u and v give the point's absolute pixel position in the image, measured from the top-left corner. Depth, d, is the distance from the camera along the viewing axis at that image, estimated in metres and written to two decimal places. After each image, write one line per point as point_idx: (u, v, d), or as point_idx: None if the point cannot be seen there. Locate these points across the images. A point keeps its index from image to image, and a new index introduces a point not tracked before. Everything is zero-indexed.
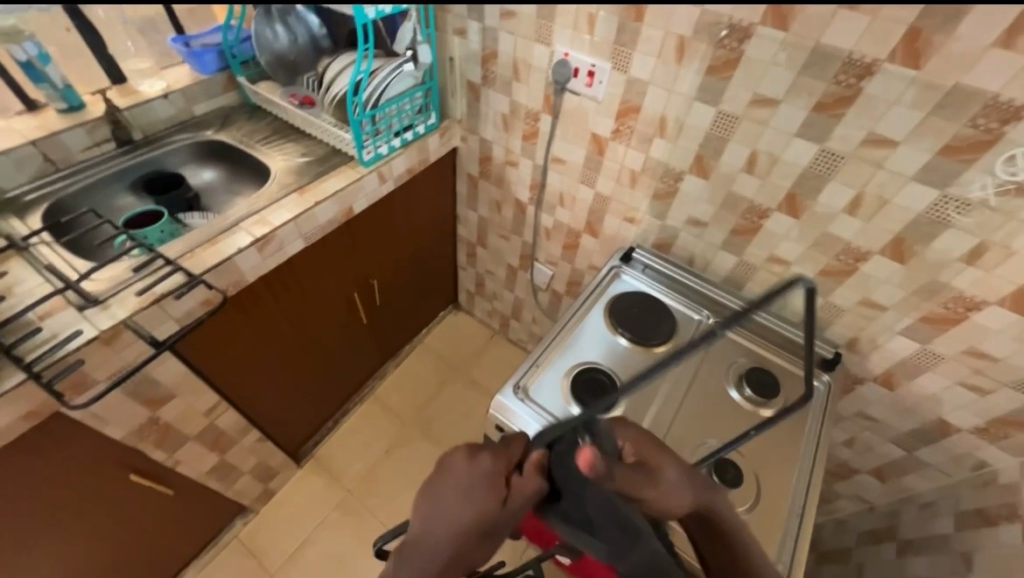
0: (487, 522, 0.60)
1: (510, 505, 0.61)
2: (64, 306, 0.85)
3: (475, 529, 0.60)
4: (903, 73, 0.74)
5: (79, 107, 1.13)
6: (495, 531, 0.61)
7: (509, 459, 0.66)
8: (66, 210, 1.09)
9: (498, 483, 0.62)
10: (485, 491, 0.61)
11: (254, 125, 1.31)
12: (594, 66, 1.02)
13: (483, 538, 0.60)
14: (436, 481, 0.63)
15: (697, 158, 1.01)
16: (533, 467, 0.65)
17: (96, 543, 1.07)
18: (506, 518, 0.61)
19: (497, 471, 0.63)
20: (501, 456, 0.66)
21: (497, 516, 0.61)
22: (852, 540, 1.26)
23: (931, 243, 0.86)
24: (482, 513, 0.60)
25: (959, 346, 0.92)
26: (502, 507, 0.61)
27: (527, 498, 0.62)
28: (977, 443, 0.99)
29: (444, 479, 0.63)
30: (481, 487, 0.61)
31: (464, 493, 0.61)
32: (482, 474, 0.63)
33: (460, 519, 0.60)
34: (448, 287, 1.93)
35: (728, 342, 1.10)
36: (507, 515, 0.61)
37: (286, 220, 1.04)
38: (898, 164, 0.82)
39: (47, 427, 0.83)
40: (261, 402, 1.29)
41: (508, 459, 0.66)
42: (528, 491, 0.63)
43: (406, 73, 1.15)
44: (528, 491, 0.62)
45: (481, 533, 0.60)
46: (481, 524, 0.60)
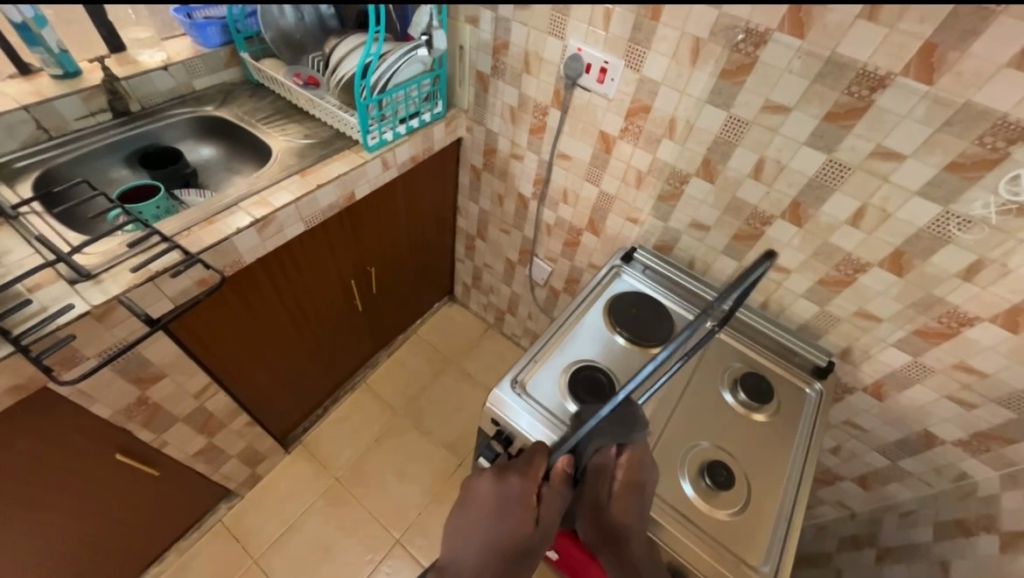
0: (521, 538, 0.76)
1: (543, 521, 0.77)
2: (56, 279, 0.83)
3: (512, 543, 0.76)
4: (916, 88, 0.75)
5: (75, 74, 1.10)
6: (531, 547, 0.77)
7: (536, 475, 0.80)
8: (58, 180, 1.06)
9: (529, 501, 0.77)
10: (518, 510, 0.78)
11: (256, 104, 1.28)
12: (606, 62, 1.01)
13: (520, 552, 0.77)
14: (477, 505, 0.81)
15: (705, 161, 1.02)
16: (558, 477, 0.79)
17: (78, 522, 1.05)
18: (538, 534, 0.77)
19: (526, 491, 0.78)
20: (529, 476, 0.80)
21: (530, 533, 0.76)
22: (832, 546, 1.28)
23: (931, 257, 0.87)
24: (517, 528, 0.77)
25: (950, 360, 0.94)
26: (535, 526, 0.77)
27: (557, 506, 0.78)
28: (960, 455, 1.01)
29: (484, 502, 0.81)
30: (513, 507, 0.78)
31: (500, 514, 0.78)
32: (513, 495, 0.79)
33: (499, 537, 0.77)
34: (444, 279, 1.92)
35: (723, 346, 1.11)
36: (541, 530, 0.77)
37: (288, 202, 1.02)
38: (903, 178, 0.82)
39: (33, 401, 0.81)
40: (251, 387, 1.27)
41: (535, 476, 0.80)
42: (557, 499, 0.79)
43: (417, 58, 1.13)
44: (556, 499, 0.78)
45: (518, 547, 0.77)
46: (515, 540, 0.76)
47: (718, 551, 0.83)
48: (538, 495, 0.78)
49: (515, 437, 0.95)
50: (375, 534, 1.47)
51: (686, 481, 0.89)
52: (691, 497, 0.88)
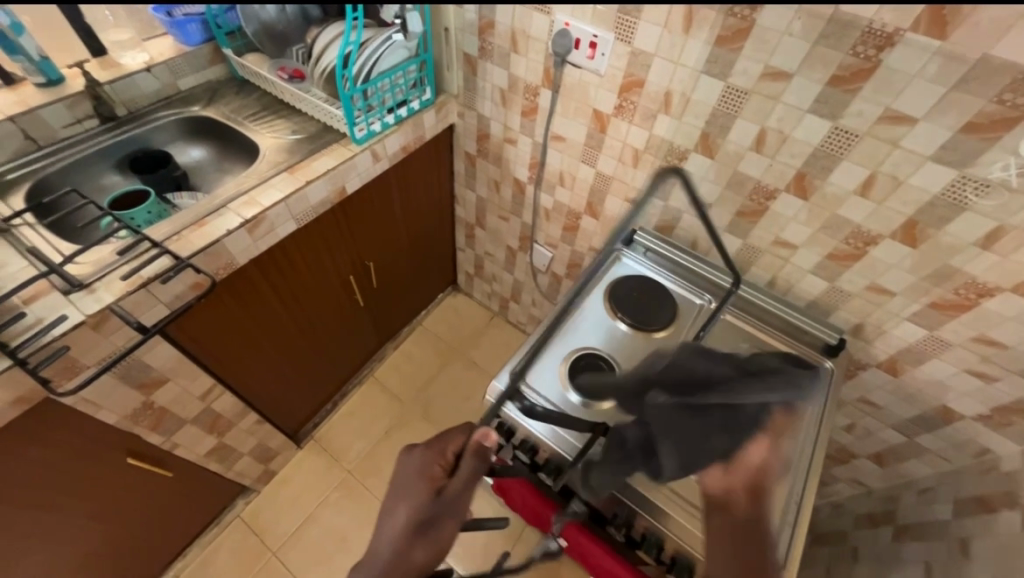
0: (417, 510, 0.68)
1: (445, 492, 0.69)
2: (49, 290, 0.83)
3: (410, 518, 0.67)
4: (927, 44, 0.69)
5: (58, 81, 1.08)
6: (434, 523, 0.67)
7: (441, 451, 0.75)
8: (48, 191, 1.06)
9: (434, 472, 0.72)
10: (419, 483, 0.71)
11: (242, 101, 1.26)
12: (596, 36, 0.96)
13: (419, 528, 0.66)
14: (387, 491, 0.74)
15: (703, 136, 0.97)
16: (475, 447, 0.72)
17: (97, 524, 1.08)
18: (440, 505, 0.68)
19: (428, 463, 0.73)
20: (433, 448, 0.76)
21: (428, 505, 0.68)
22: (848, 523, 1.26)
23: (945, 226, 0.82)
24: (415, 501, 0.69)
25: (969, 333, 0.90)
26: (435, 496, 0.69)
27: (465, 478, 0.70)
28: (980, 430, 0.98)
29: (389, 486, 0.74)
30: (416, 479, 0.72)
31: (398, 494, 0.71)
32: (416, 467, 0.73)
33: (398, 518, 0.68)
34: (446, 269, 1.91)
35: (729, 327, 1.07)
36: (444, 501, 0.69)
37: (276, 201, 1.01)
38: (915, 143, 0.77)
39: (38, 412, 0.82)
40: (256, 386, 1.28)
41: (440, 452, 0.75)
42: (463, 475, 0.70)
43: (398, 44, 1.10)
44: (466, 471, 0.70)
45: (416, 523, 0.67)
46: (415, 513, 0.68)
47: None
48: (448, 468, 0.73)
49: (516, 428, 0.93)
50: None
51: None
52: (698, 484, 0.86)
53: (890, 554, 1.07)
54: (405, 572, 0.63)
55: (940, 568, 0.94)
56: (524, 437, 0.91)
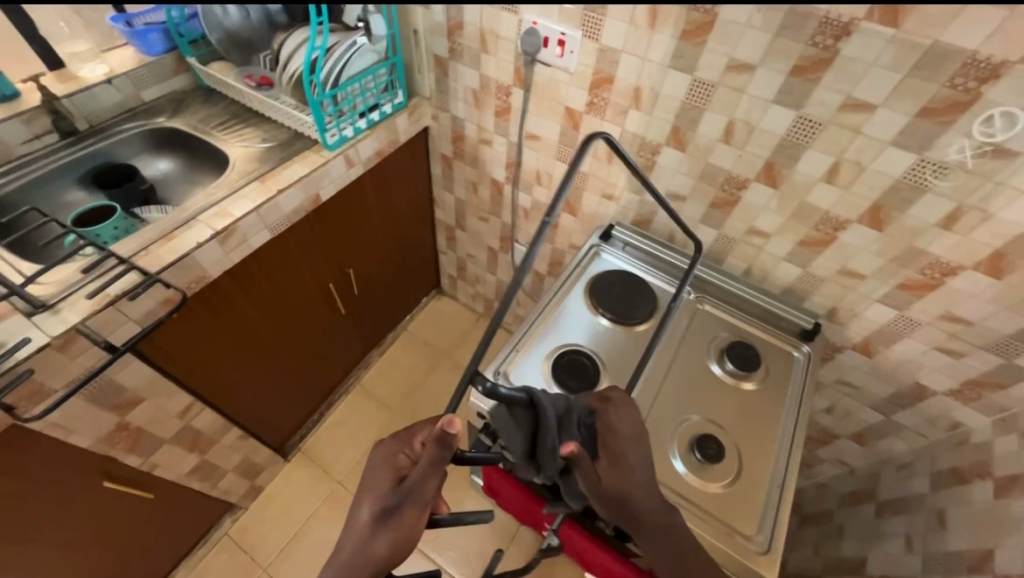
0: (379, 502, 0.61)
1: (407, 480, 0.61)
2: (11, 312, 0.80)
3: (371, 511, 0.61)
4: (880, 32, 0.71)
5: (12, 96, 1.05)
6: (397, 511, 0.61)
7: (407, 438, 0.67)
8: (7, 210, 1.02)
9: (399, 463, 0.64)
10: (381, 472, 0.64)
11: (209, 110, 1.24)
12: (564, 34, 0.97)
13: (381, 520, 0.60)
14: None
15: (674, 130, 0.98)
16: (438, 434, 0.59)
17: (75, 551, 1.04)
18: (402, 494, 0.61)
19: (393, 450, 0.66)
20: (400, 437, 0.68)
21: (390, 494, 0.62)
22: (833, 503, 1.29)
23: (909, 208, 0.85)
24: (377, 492, 0.62)
25: (936, 311, 0.93)
26: (397, 487, 0.62)
27: (427, 463, 0.61)
28: (952, 405, 1.01)
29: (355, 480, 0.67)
30: (379, 469, 0.65)
31: (361, 486, 0.64)
32: (382, 456, 0.66)
33: (361, 511, 0.62)
34: (428, 273, 1.90)
35: (708, 317, 1.09)
36: (406, 490, 0.61)
37: (248, 210, 0.99)
38: (875, 129, 0.80)
39: (5, 440, 0.79)
40: (237, 401, 1.25)
41: (407, 439, 0.67)
42: (425, 462, 0.61)
43: (365, 48, 1.09)
44: (428, 457, 0.61)
45: (378, 515, 0.61)
46: (376, 505, 0.61)
47: (716, 528, 0.82)
48: (414, 457, 0.65)
49: None
50: None
51: (677, 458, 0.88)
52: (684, 474, 0.87)
53: (873, 530, 1.10)
54: (366, 566, 0.58)
55: (921, 541, 0.97)
56: None
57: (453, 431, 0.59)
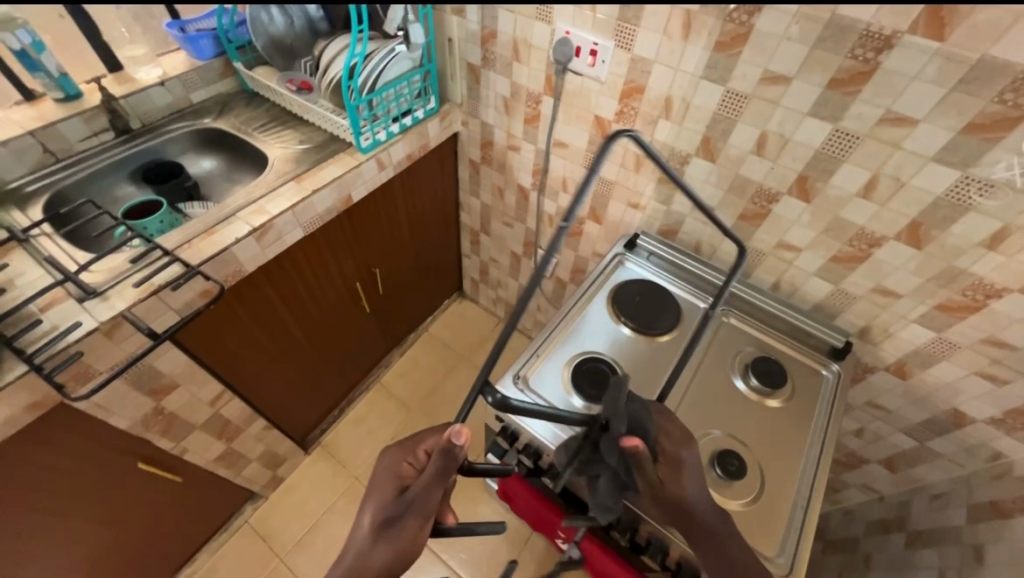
0: (381, 511, 0.64)
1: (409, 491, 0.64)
2: (65, 297, 0.86)
3: (374, 519, 0.64)
4: (925, 45, 0.70)
5: (76, 96, 1.12)
6: (397, 521, 0.63)
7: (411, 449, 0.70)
8: (65, 201, 1.09)
9: (404, 473, 0.68)
10: (385, 481, 0.68)
11: (251, 112, 1.30)
12: (597, 44, 0.98)
13: (384, 527, 0.63)
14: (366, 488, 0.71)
15: (704, 140, 0.97)
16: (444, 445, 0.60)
17: (108, 528, 1.09)
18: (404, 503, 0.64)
19: (398, 460, 0.69)
20: (404, 446, 0.71)
21: (392, 503, 0.65)
22: (859, 530, 1.24)
23: (950, 227, 0.82)
24: (381, 499, 0.65)
25: (977, 335, 0.89)
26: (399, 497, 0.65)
27: (430, 476, 0.62)
28: (992, 434, 0.96)
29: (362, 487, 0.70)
30: (385, 478, 0.68)
31: (367, 493, 0.68)
32: (387, 465, 0.69)
33: (365, 518, 0.65)
34: (451, 276, 1.92)
35: (734, 331, 1.07)
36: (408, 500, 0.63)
37: (284, 209, 1.03)
38: (916, 144, 0.77)
39: (52, 417, 0.84)
40: (263, 392, 1.29)
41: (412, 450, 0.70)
42: (428, 475, 0.62)
43: (401, 55, 1.12)
44: (430, 469, 0.62)
45: (380, 524, 0.63)
46: (378, 514, 0.64)
47: None
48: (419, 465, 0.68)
49: (521, 434, 0.92)
50: None
51: None
52: (703, 489, 0.85)
53: (902, 561, 1.05)
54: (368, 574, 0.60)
55: (955, 576, 0.92)
56: (528, 442, 0.90)
57: (457, 442, 0.59)
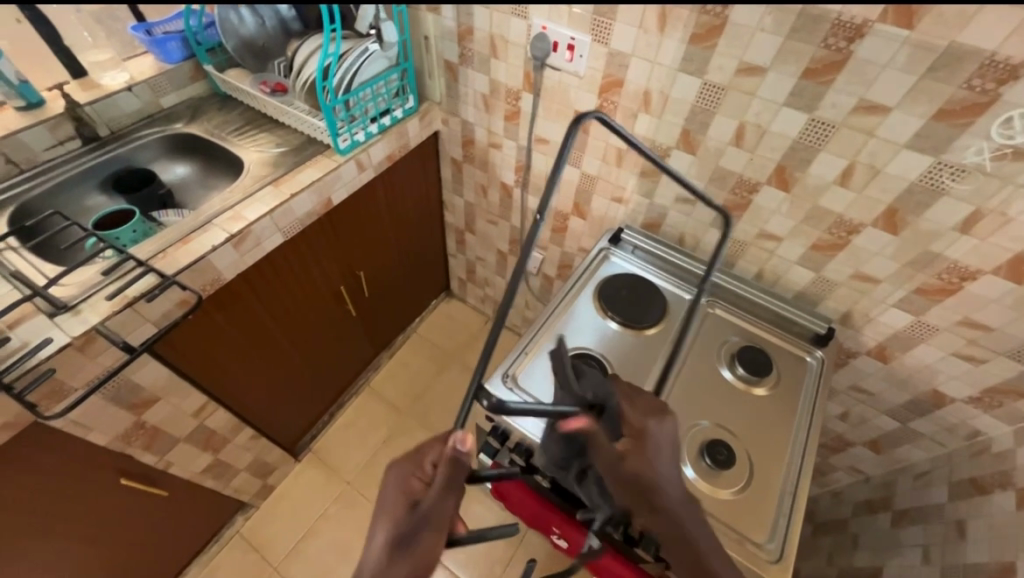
0: (395, 529, 0.59)
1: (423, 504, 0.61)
2: (34, 313, 0.83)
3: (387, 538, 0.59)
4: (896, 33, 0.70)
5: (38, 104, 1.08)
6: (413, 535, 0.60)
7: (419, 459, 0.66)
8: (32, 213, 1.05)
9: (415, 486, 0.63)
10: (394, 497, 0.63)
11: (225, 116, 1.27)
12: (573, 38, 0.97)
13: (398, 545, 0.59)
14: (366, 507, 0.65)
15: (683, 133, 0.98)
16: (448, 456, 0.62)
17: (92, 548, 1.07)
18: (419, 516, 0.60)
19: (406, 473, 0.65)
20: (411, 458, 0.67)
21: (405, 518, 0.60)
22: (847, 511, 1.26)
23: (925, 212, 0.83)
24: (392, 516, 0.61)
25: (954, 317, 0.91)
26: (412, 511, 0.61)
27: (445, 485, 0.62)
28: (971, 413, 0.98)
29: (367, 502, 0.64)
30: (393, 493, 0.63)
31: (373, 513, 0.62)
32: (393, 480, 0.65)
33: (376, 538, 0.60)
34: (438, 276, 1.91)
35: (719, 321, 1.08)
36: (424, 512, 0.61)
37: (262, 214, 1.01)
38: (889, 131, 0.78)
39: (26, 437, 0.81)
40: (250, 401, 1.27)
41: (420, 461, 0.66)
42: (442, 484, 0.62)
43: (376, 54, 1.10)
44: (446, 478, 0.62)
45: (396, 541, 0.59)
46: (391, 532, 0.59)
47: (726, 534, 0.81)
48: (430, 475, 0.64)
49: (512, 432, 0.91)
50: None
51: (687, 464, 0.87)
52: (693, 479, 0.86)
53: (888, 539, 1.08)
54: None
55: (938, 552, 0.95)
56: (520, 441, 0.90)
57: (463, 449, 0.62)
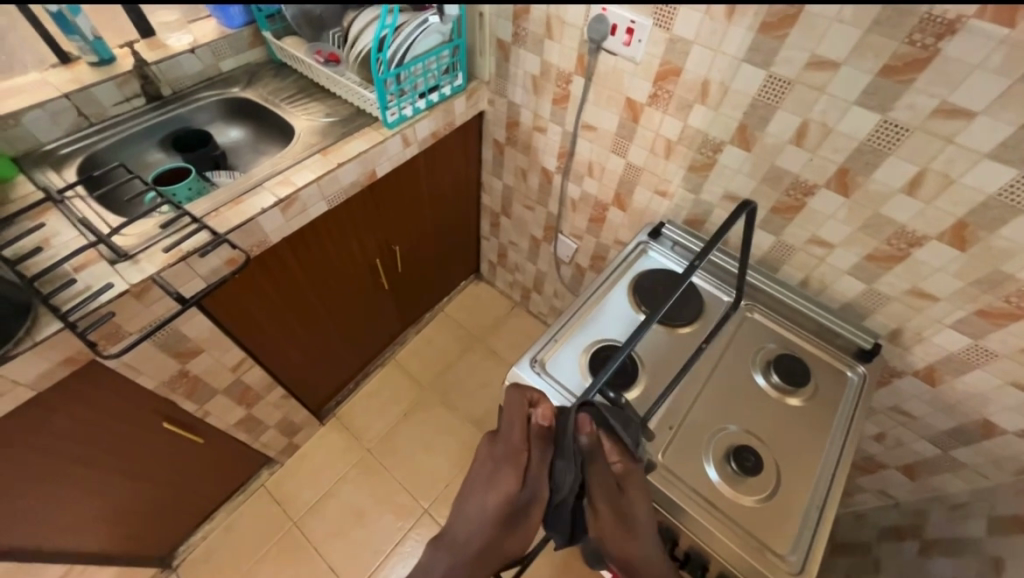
0: (508, 504, 0.69)
1: (530, 478, 0.71)
2: (97, 259, 0.88)
3: (499, 510, 0.69)
4: (993, 31, 0.65)
5: (110, 61, 1.13)
6: (524, 509, 0.70)
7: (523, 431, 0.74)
8: (98, 165, 1.11)
9: (518, 456, 0.72)
10: (505, 470, 0.71)
11: (279, 83, 1.29)
12: (634, 22, 0.94)
13: (509, 517, 0.69)
14: (470, 475, 0.74)
15: (740, 128, 0.94)
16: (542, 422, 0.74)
17: (133, 483, 1.14)
18: (528, 494, 0.70)
19: (514, 448, 0.72)
20: (516, 432, 0.74)
21: (517, 494, 0.70)
22: (871, 535, 1.22)
23: (999, 228, 0.78)
24: (504, 490, 0.70)
25: (1017, 344, 0.85)
26: (522, 485, 0.70)
27: (543, 462, 0.71)
28: (1023, 447, 0.93)
29: (475, 470, 0.74)
30: (503, 463, 0.72)
31: (486, 483, 0.72)
32: (500, 454, 0.73)
33: (487, 508, 0.70)
34: (470, 257, 1.92)
35: (757, 326, 1.05)
36: (530, 487, 0.70)
37: (310, 181, 1.03)
38: (970, 139, 0.73)
39: (84, 373, 0.87)
40: (283, 361, 1.32)
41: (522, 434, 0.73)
42: (543, 459, 0.72)
43: (431, 28, 1.10)
44: (542, 452, 0.72)
45: (506, 513, 0.69)
46: (504, 505, 0.69)
47: (744, 540, 0.79)
48: (529, 445, 0.73)
49: None
50: (402, 503, 1.54)
51: (711, 466, 0.86)
52: (716, 482, 0.84)
53: (913, 568, 1.04)
54: (498, 557, 0.69)
55: None
56: None
57: (547, 423, 0.73)
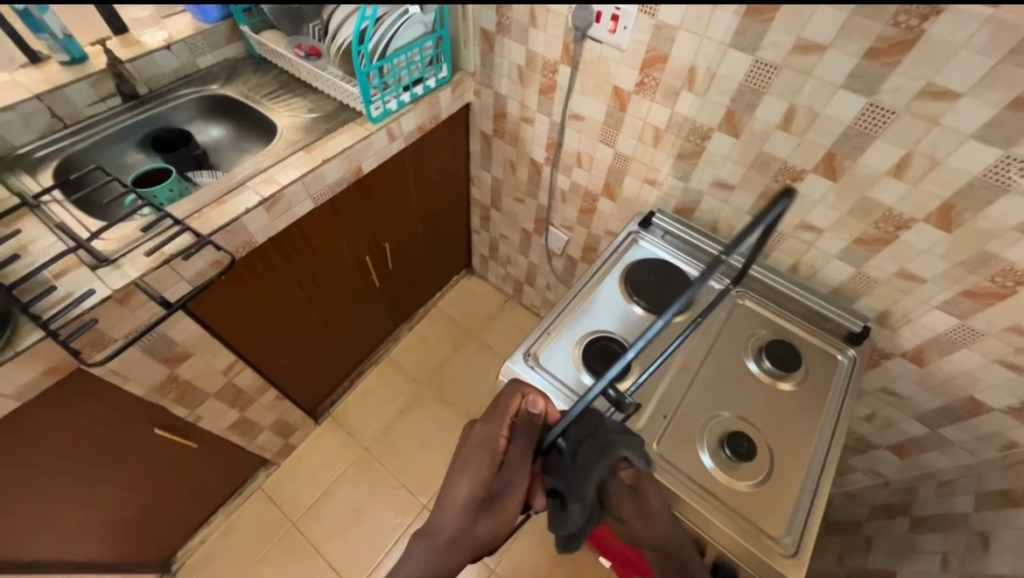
0: (482, 488, 0.70)
1: (507, 464, 0.72)
2: (77, 264, 0.86)
3: (473, 494, 0.70)
4: (977, 12, 0.65)
5: (81, 59, 1.10)
6: (497, 494, 0.70)
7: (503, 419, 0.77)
8: (75, 168, 1.08)
9: (495, 444, 0.74)
10: (481, 455, 0.73)
11: (259, 79, 1.26)
12: (618, 8, 0.93)
13: (483, 502, 0.70)
14: None
15: (728, 114, 0.93)
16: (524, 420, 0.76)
17: (127, 490, 1.13)
18: (503, 478, 0.71)
19: (491, 435, 0.75)
20: (495, 419, 0.77)
21: (493, 479, 0.71)
22: (863, 513, 1.25)
23: (985, 209, 0.78)
24: (479, 474, 0.71)
25: (1002, 323, 0.86)
26: (497, 470, 0.72)
27: (522, 450, 0.73)
28: (1008, 424, 0.94)
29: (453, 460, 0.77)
30: (479, 449, 0.74)
31: (462, 467, 0.73)
32: (478, 440, 0.76)
33: (460, 493, 0.70)
34: (461, 251, 1.90)
35: (748, 313, 1.05)
36: (506, 473, 0.72)
37: (294, 178, 1.01)
38: (955, 120, 0.73)
39: (70, 382, 0.85)
40: (275, 362, 1.31)
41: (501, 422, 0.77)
42: (522, 446, 0.73)
43: (414, 19, 1.08)
44: (522, 443, 0.74)
45: (478, 498, 0.70)
46: (479, 489, 0.70)
47: (738, 523, 0.80)
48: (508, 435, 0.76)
49: None
50: (401, 499, 1.54)
51: (706, 453, 0.87)
52: (711, 468, 0.85)
53: (905, 544, 1.06)
54: (468, 545, 0.68)
55: (958, 561, 0.92)
56: None
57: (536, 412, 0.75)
